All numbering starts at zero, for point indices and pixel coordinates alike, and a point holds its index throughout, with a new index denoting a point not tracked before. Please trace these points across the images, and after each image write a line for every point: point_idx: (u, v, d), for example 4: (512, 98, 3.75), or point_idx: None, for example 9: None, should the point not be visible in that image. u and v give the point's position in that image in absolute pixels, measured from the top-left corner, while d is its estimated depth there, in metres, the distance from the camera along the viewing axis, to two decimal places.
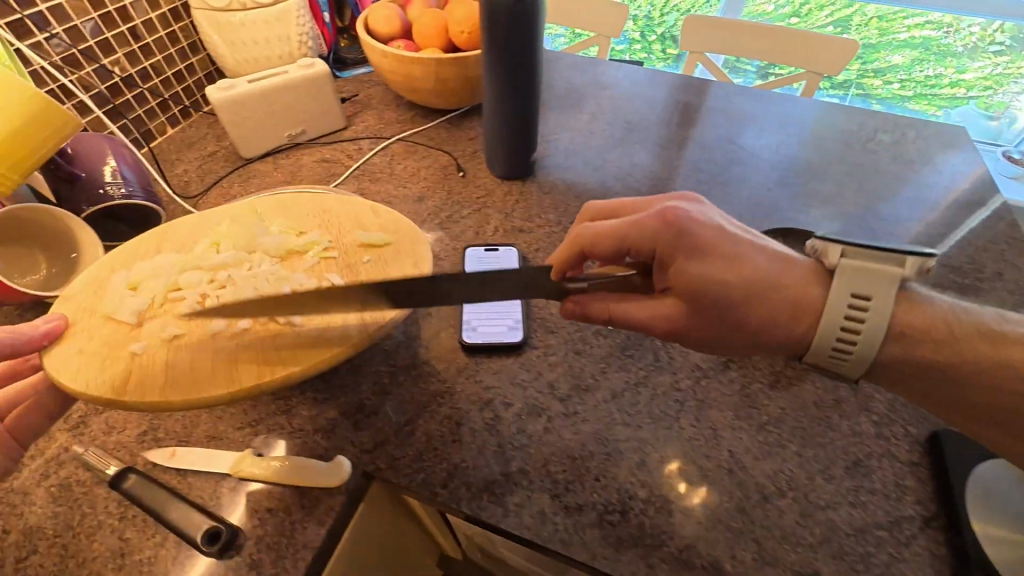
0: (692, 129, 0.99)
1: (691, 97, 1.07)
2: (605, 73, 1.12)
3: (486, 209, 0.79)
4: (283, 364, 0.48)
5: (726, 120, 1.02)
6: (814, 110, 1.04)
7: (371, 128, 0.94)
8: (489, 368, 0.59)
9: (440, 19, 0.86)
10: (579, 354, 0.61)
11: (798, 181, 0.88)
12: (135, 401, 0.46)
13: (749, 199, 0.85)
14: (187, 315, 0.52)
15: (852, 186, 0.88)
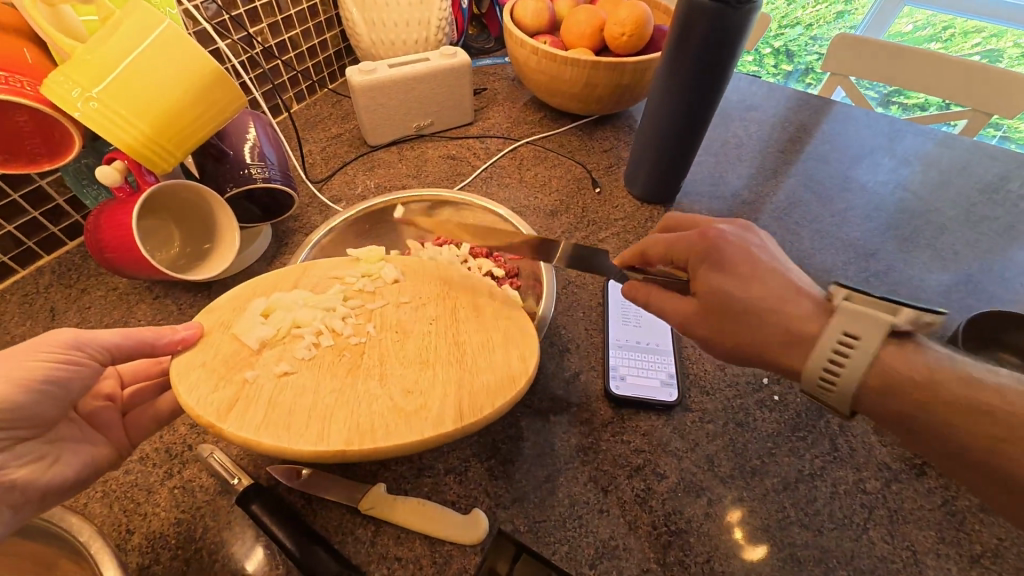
0: (852, 167, 0.87)
1: (822, 122, 0.97)
2: (750, 92, 1.03)
3: (624, 235, 0.72)
4: (389, 439, 0.39)
5: (857, 151, 0.91)
6: (940, 148, 0.92)
7: (497, 127, 0.88)
8: (637, 426, 0.52)
9: (598, 17, 0.78)
10: (741, 426, 0.53)
11: (908, 225, 0.78)
12: (230, 433, 0.39)
13: (929, 259, 0.73)
14: (306, 354, 0.45)
15: (978, 240, 0.77)
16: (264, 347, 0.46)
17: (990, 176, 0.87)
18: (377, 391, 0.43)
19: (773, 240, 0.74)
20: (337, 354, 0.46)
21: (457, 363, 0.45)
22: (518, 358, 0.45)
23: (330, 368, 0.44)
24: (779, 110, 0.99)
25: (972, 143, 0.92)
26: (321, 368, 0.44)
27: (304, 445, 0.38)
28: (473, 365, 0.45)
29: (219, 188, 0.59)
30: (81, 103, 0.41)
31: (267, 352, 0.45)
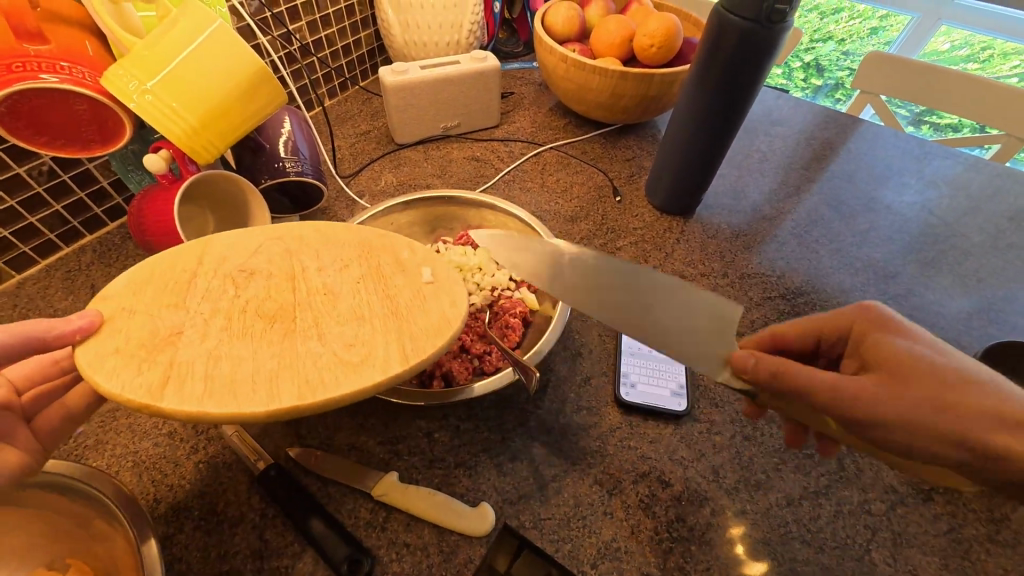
0: (878, 187, 0.87)
1: (851, 142, 0.95)
2: (778, 108, 1.02)
3: (641, 244, 0.73)
4: (341, 390, 0.37)
5: (885, 172, 0.90)
6: (975, 174, 0.90)
7: (521, 131, 0.90)
8: (645, 433, 0.53)
9: (627, 27, 0.79)
10: (748, 440, 0.53)
11: (933, 251, 0.77)
12: (172, 409, 0.36)
13: (951, 285, 0.72)
14: (232, 327, 0.41)
15: (1006, 270, 0.75)
16: (185, 327, 0.40)
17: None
18: (317, 349, 0.40)
19: (792, 257, 0.74)
20: (268, 321, 0.41)
21: (392, 316, 0.43)
22: (449, 304, 0.44)
23: (264, 332, 0.40)
24: (805, 125, 0.99)
25: (1009, 169, 0.90)
26: (254, 337, 0.40)
27: (256, 407, 0.36)
28: (406, 311, 0.43)
29: (254, 178, 0.62)
30: (136, 95, 0.44)
31: (188, 332, 0.40)
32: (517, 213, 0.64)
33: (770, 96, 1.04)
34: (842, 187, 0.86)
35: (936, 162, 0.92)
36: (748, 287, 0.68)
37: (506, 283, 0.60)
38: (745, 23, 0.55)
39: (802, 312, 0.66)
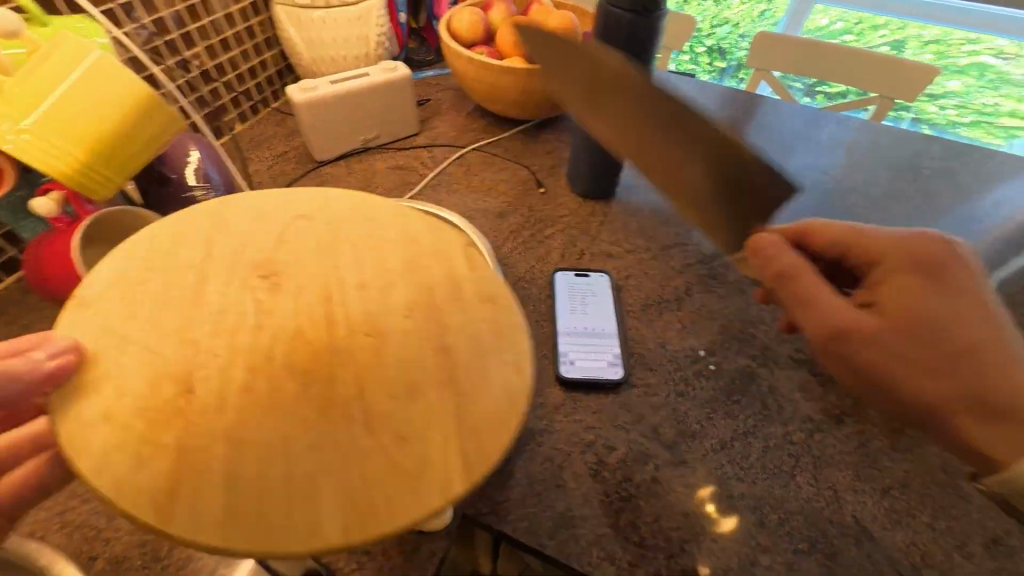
0: (782, 156, 0.95)
1: (755, 118, 1.04)
2: (686, 92, 1.09)
3: (568, 230, 0.76)
4: (396, 514, 0.33)
5: (786, 141, 0.99)
6: (863, 135, 1.00)
7: (443, 136, 0.91)
8: (588, 406, 0.56)
9: (528, 27, 0.83)
10: (682, 396, 0.57)
11: (834, 208, 0.85)
12: (191, 541, 0.32)
13: None
14: (250, 409, 0.37)
15: (896, 217, 0.85)
16: (198, 363, 0.39)
17: (905, 158, 0.96)
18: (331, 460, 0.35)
19: None
20: (288, 400, 0.38)
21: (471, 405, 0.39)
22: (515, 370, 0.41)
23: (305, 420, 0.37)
24: (712, 107, 1.06)
25: (881, 127, 1.02)
26: (285, 421, 0.37)
27: (298, 543, 0.32)
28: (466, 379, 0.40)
29: (163, 212, 0.60)
30: (12, 135, 0.42)
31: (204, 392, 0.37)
32: (444, 213, 0.66)
33: (679, 81, 1.11)
34: (751, 159, 0.94)
35: (830, 129, 1.02)
36: (670, 257, 0.73)
37: None
38: (624, 19, 0.61)
39: (720, 273, 0.71)
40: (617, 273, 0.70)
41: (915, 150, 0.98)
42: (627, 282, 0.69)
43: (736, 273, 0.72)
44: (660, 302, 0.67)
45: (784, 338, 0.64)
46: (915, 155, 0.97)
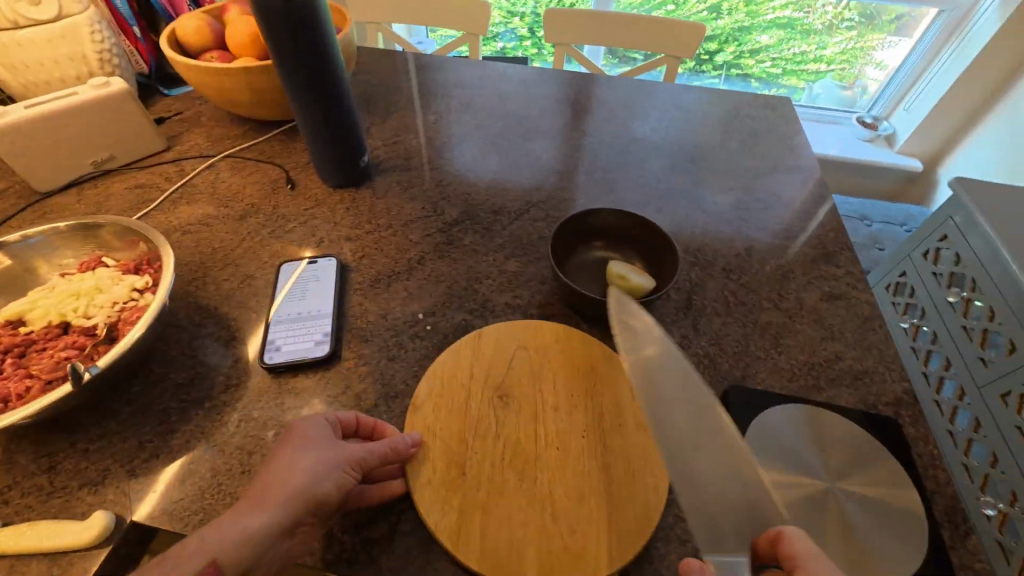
0: (577, 123, 0.99)
1: (572, 89, 1.08)
2: (501, 74, 1.12)
3: (312, 222, 0.76)
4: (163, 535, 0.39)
5: (600, 108, 1.03)
6: (667, 93, 1.07)
7: (195, 148, 0.89)
8: (293, 388, 0.56)
9: (252, 25, 0.81)
10: (392, 360, 0.59)
11: (623, 167, 0.89)
12: None
13: (626, 191, 0.84)
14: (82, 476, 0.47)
15: (681, 167, 0.89)
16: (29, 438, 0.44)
17: (694, 112, 1.02)
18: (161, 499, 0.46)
19: (455, 194, 0.82)
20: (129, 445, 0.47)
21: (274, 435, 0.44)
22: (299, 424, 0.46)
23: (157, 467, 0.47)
24: (528, 87, 1.09)
25: (638, 81, 1.10)
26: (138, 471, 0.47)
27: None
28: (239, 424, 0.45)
29: None
30: None
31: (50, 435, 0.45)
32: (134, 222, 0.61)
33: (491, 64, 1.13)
34: (553, 130, 0.97)
35: (643, 91, 1.07)
36: (410, 231, 0.75)
37: (125, 296, 0.58)
38: (269, 2, 0.59)
39: (455, 238, 0.74)
40: (351, 255, 0.71)
41: (704, 105, 1.04)
42: (360, 262, 0.70)
43: (471, 236, 0.74)
44: (389, 275, 0.68)
45: (504, 289, 0.67)
46: (702, 110, 1.03)
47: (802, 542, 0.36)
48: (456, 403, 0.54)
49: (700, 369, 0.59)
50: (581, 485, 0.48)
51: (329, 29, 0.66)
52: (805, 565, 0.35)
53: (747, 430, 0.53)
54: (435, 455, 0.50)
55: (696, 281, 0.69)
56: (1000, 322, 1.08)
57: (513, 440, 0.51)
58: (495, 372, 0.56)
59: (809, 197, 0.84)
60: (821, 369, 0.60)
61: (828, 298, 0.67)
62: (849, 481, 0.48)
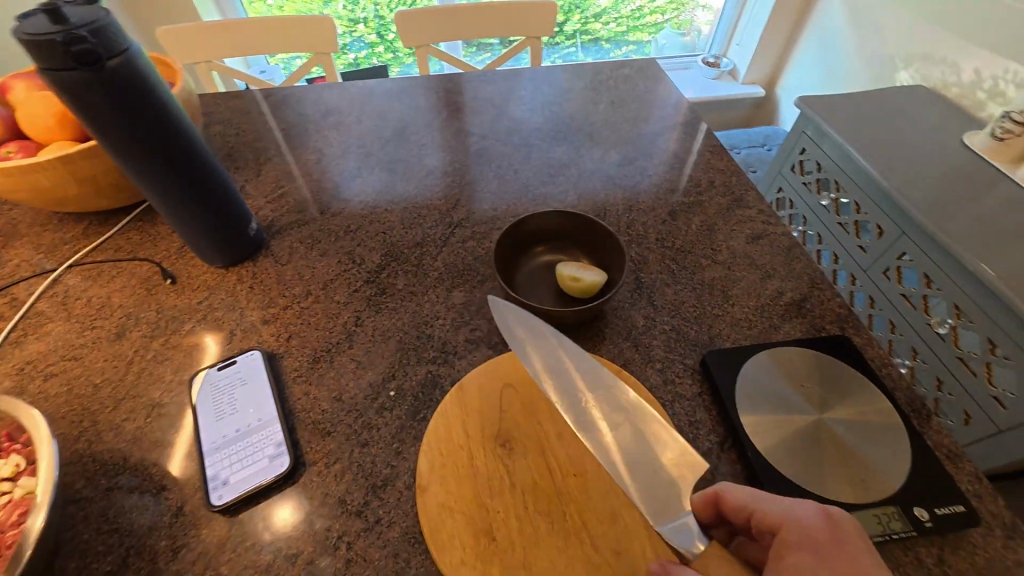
0: (469, 126, 0.94)
1: (450, 92, 1.03)
2: (374, 90, 1.03)
3: (211, 314, 0.64)
4: None
5: (484, 106, 0.99)
6: (541, 78, 1.06)
7: (24, 266, 0.71)
8: (258, 520, 0.47)
9: (54, 102, 0.65)
10: (365, 445, 0.52)
11: (530, 160, 0.87)
12: None
13: (540, 184, 0.82)
14: None
15: (583, 147, 0.89)
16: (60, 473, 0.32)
17: (576, 90, 1.02)
18: None
19: (368, 236, 0.74)
20: None
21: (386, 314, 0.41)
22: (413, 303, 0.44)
23: None
24: (403, 101, 1.01)
25: (513, 70, 1.08)
26: None
27: None
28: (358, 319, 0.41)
29: None
30: None
31: None
32: None
33: (360, 83, 1.04)
34: (445, 139, 0.92)
35: (520, 80, 1.05)
36: (333, 291, 0.67)
37: None
38: (69, 74, 0.46)
39: (388, 285, 0.67)
40: (275, 340, 0.61)
41: (583, 81, 1.05)
42: (288, 345, 0.61)
43: (404, 277, 0.68)
44: (328, 349, 0.60)
45: (458, 324, 0.62)
46: (583, 86, 1.04)
47: (742, 492, 0.43)
48: (459, 470, 0.49)
49: (672, 345, 0.60)
50: (609, 502, 0.46)
51: (159, 83, 0.54)
52: (755, 508, 0.42)
53: (735, 390, 0.54)
54: (455, 532, 0.45)
55: (638, 259, 0.70)
56: (866, 213, 1.25)
57: (530, 489, 0.47)
58: (486, 423, 0.52)
59: (701, 147, 0.88)
60: (771, 309, 0.64)
61: (753, 240, 0.72)
62: (831, 407, 0.52)
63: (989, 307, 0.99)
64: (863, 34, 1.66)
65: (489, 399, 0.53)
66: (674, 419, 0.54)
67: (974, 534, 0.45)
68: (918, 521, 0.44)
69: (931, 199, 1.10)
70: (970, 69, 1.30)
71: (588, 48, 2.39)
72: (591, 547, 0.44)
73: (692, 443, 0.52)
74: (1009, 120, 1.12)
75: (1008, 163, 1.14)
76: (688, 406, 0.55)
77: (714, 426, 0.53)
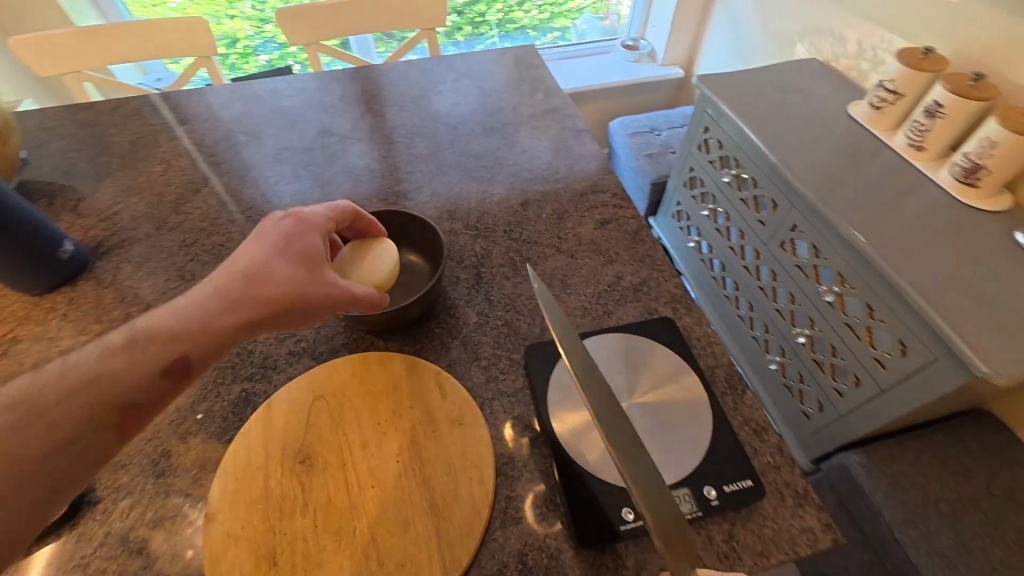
0: (332, 126, 0.91)
1: (317, 91, 0.99)
2: (236, 94, 0.98)
3: (16, 348, 0.60)
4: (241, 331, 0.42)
5: (351, 104, 0.96)
6: (414, 72, 1.03)
7: None
8: (28, 569, 0.44)
9: None
10: (161, 475, 0.49)
11: (389, 159, 0.84)
12: None
13: (396, 183, 0.80)
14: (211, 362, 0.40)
15: (447, 142, 0.87)
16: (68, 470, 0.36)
17: (448, 83, 1.00)
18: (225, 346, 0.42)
19: (204, 250, 0.70)
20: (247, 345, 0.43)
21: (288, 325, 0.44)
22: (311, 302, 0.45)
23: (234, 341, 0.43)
24: (266, 103, 0.96)
25: (386, 65, 1.04)
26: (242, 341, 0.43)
27: None
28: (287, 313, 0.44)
29: None
30: None
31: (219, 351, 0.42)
32: None
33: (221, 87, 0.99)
34: (304, 142, 0.88)
35: (391, 75, 1.02)
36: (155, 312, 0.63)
37: None
38: None
39: None
40: None
41: (456, 73, 1.02)
42: None
43: None
44: None
45: (283, 337, 0.59)
46: (455, 77, 1.01)
47: None
48: (251, 494, 0.46)
49: (501, 340, 0.59)
50: (403, 512, 0.45)
51: None
52: None
53: (553, 382, 0.53)
54: (236, 562, 0.43)
55: (482, 253, 0.68)
56: (761, 187, 1.21)
57: (323, 506, 0.45)
58: (287, 443, 0.49)
59: (565, 134, 0.88)
60: (607, 294, 0.63)
61: (602, 225, 0.71)
62: (641, 391, 0.51)
63: (866, 276, 0.95)
64: (762, 11, 1.68)
65: (297, 415, 0.51)
66: (491, 417, 0.53)
67: (764, 506, 0.46)
68: (706, 500, 0.45)
69: (817, 172, 1.05)
70: (853, 40, 1.31)
71: (510, 37, 2.36)
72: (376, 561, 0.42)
73: (506, 440, 0.51)
74: (883, 88, 1.08)
75: (887, 132, 1.10)
76: (507, 402, 0.54)
77: (530, 422, 0.52)
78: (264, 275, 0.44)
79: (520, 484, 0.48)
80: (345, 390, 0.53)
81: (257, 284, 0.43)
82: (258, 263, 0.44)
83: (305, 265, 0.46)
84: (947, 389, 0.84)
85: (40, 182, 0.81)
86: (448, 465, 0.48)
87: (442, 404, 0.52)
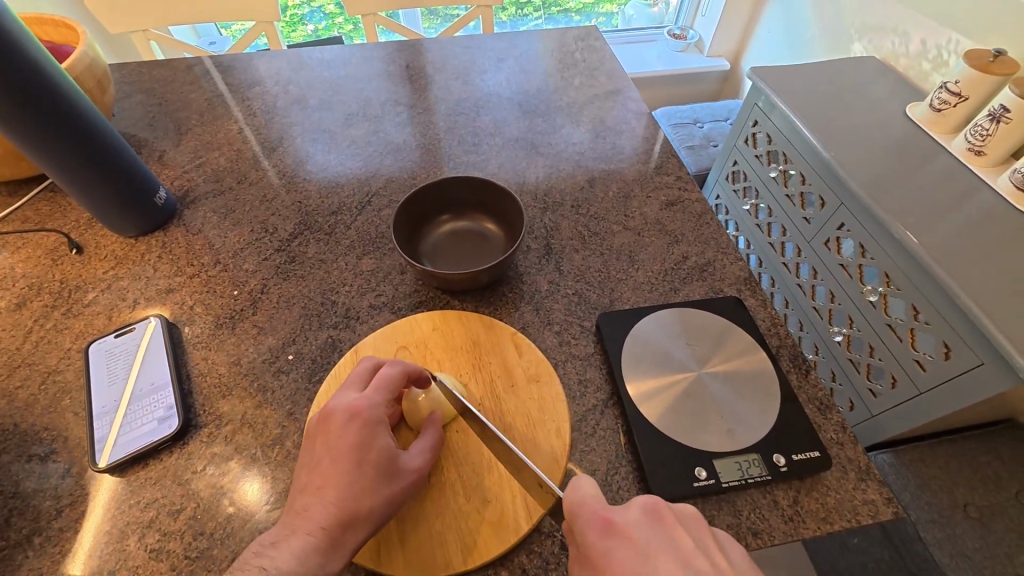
0: (399, 97, 0.93)
1: (382, 61, 1.00)
2: (306, 59, 1.01)
3: (117, 284, 0.64)
4: (372, 445, 0.43)
5: (416, 75, 0.98)
6: (478, 47, 1.04)
7: None
8: (145, 479, 0.48)
9: None
10: (260, 406, 0.53)
11: (456, 130, 0.86)
12: None
13: (463, 155, 0.82)
14: (363, 427, 0.44)
15: (512, 116, 0.89)
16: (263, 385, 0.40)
17: (511, 60, 1.01)
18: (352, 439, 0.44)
19: (284, 206, 0.73)
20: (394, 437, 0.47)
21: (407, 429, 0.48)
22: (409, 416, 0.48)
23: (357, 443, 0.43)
24: (335, 69, 0.99)
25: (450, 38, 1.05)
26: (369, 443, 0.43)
27: None
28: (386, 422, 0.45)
29: None
30: None
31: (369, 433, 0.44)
32: None
33: (291, 51, 1.01)
34: (373, 110, 0.90)
35: (456, 48, 1.03)
36: (243, 260, 0.66)
37: None
38: None
39: (298, 254, 0.67)
40: (180, 308, 0.61)
41: (521, 50, 1.03)
42: (192, 314, 0.61)
43: (315, 246, 0.68)
44: (231, 316, 0.61)
45: (364, 291, 0.63)
46: (519, 55, 1.02)
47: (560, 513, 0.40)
48: None
49: (572, 308, 0.61)
50: (486, 457, 0.48)
51: (32, 44, 0.53)
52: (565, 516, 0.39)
53: (623, 351, 0.56)
54: None
55: (551, 225, 0.70)
56: (810, 183, 1.16)
57: None
58: None
59: (628, 117, 0.89)
60: (674, 272, 0.65)
61: (668, 206, 0.73)
62: (711, 363, 0.54)
63: (915, 276, 0.91)
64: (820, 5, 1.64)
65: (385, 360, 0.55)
66: (564, 377, 0.55)
67: (828, 477, 0.48)
68: (775, 466, 0.47)
69: (871, 172, 1.02)
70: (916, 39, 1.28)
71: (557, 19, 2.34)
72: (464, 499, 0.46)
73: (579, 400, 0.54)
74: (946, 90, 1.05)
75: (946, 135, 1.06)
76: (579, 365, 0.56)
77: (601, 385, 0.55)
78: (371, 440, 0.43)
79: (593, 441, 0.51)
80: (430, 343, 0.56)
81: (361, 451, 0.43)
82: (359, 424, 0.44)
83: (385, 388, 0.46)
84: (988, 395, 0.81)
85: (126, 133, 0.86)
86: (527, 416, 0.51)
87: (518, 360, 0.55)
